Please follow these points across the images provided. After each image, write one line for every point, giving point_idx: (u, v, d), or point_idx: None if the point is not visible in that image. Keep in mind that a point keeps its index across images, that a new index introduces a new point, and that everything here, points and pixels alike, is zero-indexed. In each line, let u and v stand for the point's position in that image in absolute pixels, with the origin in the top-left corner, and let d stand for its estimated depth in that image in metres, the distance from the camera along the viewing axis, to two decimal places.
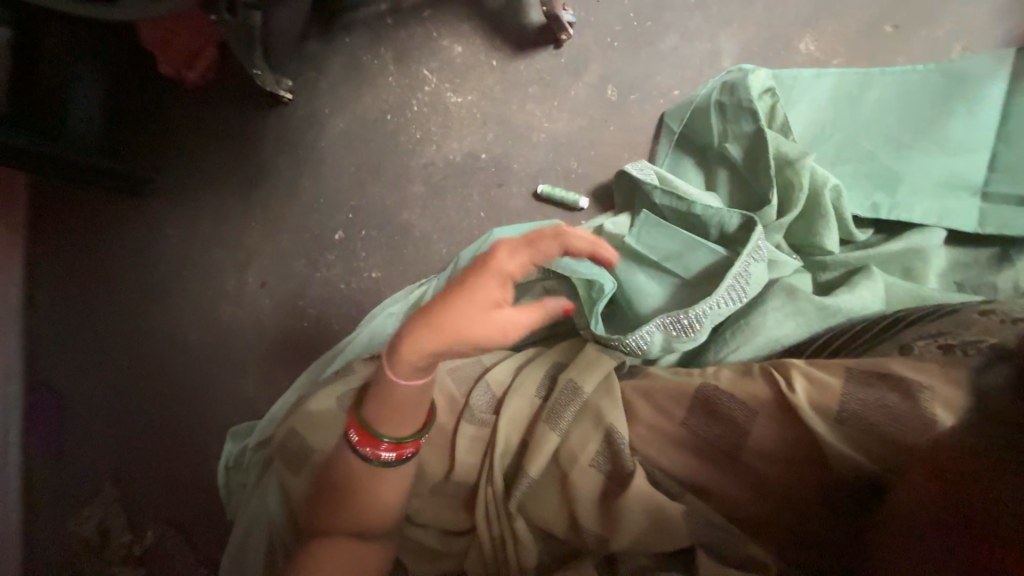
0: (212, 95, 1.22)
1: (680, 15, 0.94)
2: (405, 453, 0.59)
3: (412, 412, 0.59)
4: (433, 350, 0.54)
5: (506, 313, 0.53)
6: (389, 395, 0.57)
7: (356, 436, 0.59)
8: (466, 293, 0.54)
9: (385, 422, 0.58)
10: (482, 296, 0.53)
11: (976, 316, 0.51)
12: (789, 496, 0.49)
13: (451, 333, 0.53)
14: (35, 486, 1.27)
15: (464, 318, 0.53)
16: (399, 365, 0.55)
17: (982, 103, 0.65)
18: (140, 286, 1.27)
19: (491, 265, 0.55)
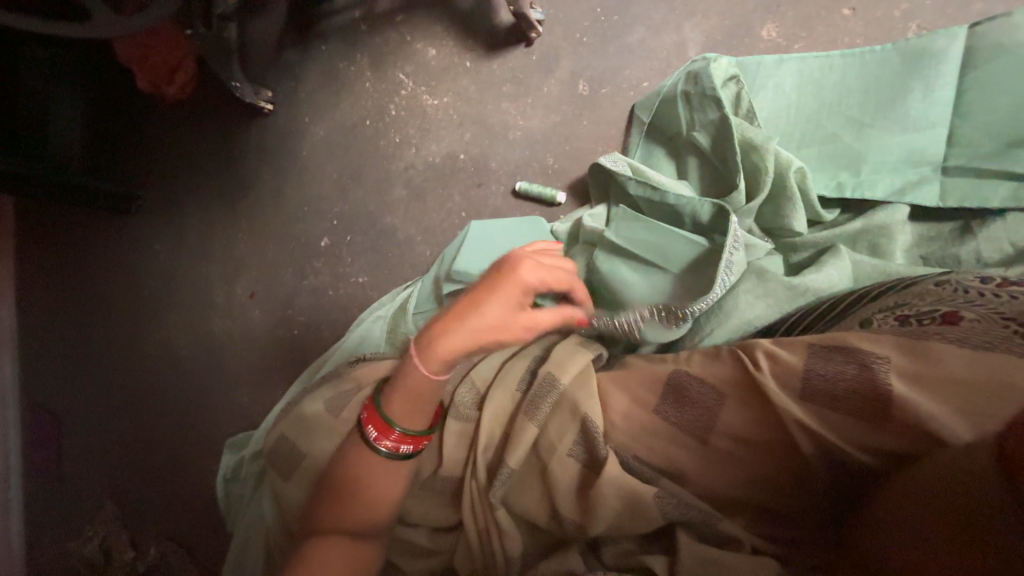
0: (191, 110, 1.23)
1: (646, 8, 0.95)
2: (416, 446, 0.61)
3: (428, 404, 0.62)
4: (465, 349, 0.60)
5: (534, 315, 0.61)
6: (410, 384, 0.61)
7: (373, 431, 0.61)
8: (498, 301, 0.60)
9: (402, 416, 0.61)
10: (510, 301, 0.60)
11: (931, 287, 0.53)
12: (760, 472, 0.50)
13: (484, 335, 0.59)
14: (37, 507, 1.27)
15: (502, 321, 0.59)
16: (433, 362, 0.59)
17: (940, 80, 0.67)
18: (129, 303, 1.28)
19: (518, 276, 0.61)
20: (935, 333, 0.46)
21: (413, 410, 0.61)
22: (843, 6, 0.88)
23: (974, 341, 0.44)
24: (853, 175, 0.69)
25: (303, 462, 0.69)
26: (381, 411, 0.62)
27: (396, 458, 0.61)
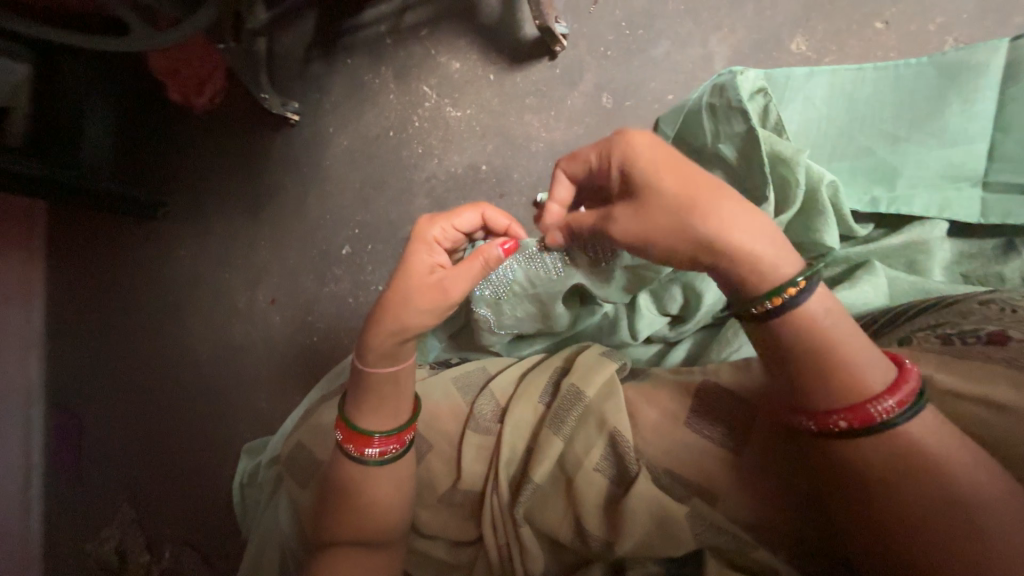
0: (220, 119, 1.26)
1: (671, 21, 0.95)
2: (389, 449, 0.60)
3: (384, 403, 0.60)
4: (382, 321, 0.56)
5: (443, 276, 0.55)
6: (359, 387, 0.60)
7: (342, 434, 0.61)
8: (402, 263, 0.57)
9: (365, 417, 0.60)
10: (414, 260, 0.56)
11: (975, 305, 0.51)
12: (795, 493, 0.49)
13: (393, 302, 0.55)
14: (57, 506, 1.30)
15: (408, 296, 0.55)
16: (363, 351, 0.57)
17: (980, 92, 0.63)
18: (153, 307, 1.31)
19: (415, 236, 0.58)
20: (979, 353, 0.45)
21: (371, 413, 0.60)
22: (875, 20, 0.87)
23: (1020, 362, 0.42)
24: (888, 189, 0.65)
25: (320, 469, 0.69)
26: (347, 419, 0.61)
27: (372, 464, 0.60)
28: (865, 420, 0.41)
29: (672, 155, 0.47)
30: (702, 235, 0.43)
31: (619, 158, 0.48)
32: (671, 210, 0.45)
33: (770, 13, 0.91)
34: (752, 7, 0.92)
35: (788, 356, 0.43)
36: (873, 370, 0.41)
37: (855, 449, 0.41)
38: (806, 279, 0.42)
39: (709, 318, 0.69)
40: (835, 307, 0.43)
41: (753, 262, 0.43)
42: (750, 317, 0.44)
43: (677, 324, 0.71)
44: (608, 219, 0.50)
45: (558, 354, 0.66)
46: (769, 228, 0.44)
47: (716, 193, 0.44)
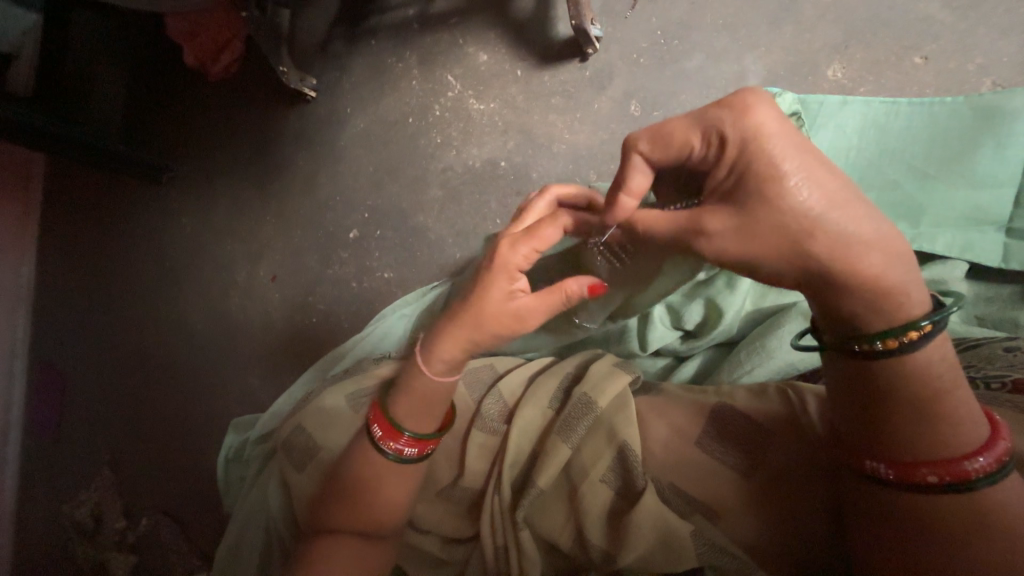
0: (235, 88, 1.23)
1: (707, 35, 0.94)
2: (426, 449, 0.60)
3: (436, 409, 0.60)
4: (463, 345, 0.55)
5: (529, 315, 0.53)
6: (413, 386, 0.59)
7: (379, 430, 0.60)
8: (480, 286, 0.53)
9: (407, 415, 0.59)
10: (497, 291, 0.53)
11: (1000, 351, 0.51)
12: (799, 519, 0.49)
13: (476, 330, 0.54)
14: (34, 464, 1.28)
15: (491, 330, 0.54)
16: (434, 362, 0.57)
17: (1013, 137, 0.62)
18: (149, 272, 1.28)
19: (496, 259, 0.53)
20: (1006, 402, 0.45)
21: (418, 413, 0.59)
22: (913, 54, 0.87)
23: None
24: (911, 226, 0.65)
25: (317, 454, 0.68)
26: (384, 412, 0.60)
27: (391, 458, 0.60)
28: (954, 477, 0.40)
29: (804, 146, 0.37)
30: (827, 265, 0.38)
31: (743, 147, 0.38)
32: (788, 232, 0.37)
33: (808, 37, 0.90)
34: (791, 28, 0.91)
35: (884, 403, 0.41)
36: (972, 426, 0.40)
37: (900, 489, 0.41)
38: (934, 323, 0.38)
39: (723, 336, 0.68)
40: (946, 354, 0.40)
41: (878, 296, 0.38)
42: (848, 351, 0.41)
43: (689, 339, 0.69)
44: (698, 228, 0.41)
45: (569, 360, 0.66)
46: (901, 251, 0.38)
47: (854, 207, 0.37)
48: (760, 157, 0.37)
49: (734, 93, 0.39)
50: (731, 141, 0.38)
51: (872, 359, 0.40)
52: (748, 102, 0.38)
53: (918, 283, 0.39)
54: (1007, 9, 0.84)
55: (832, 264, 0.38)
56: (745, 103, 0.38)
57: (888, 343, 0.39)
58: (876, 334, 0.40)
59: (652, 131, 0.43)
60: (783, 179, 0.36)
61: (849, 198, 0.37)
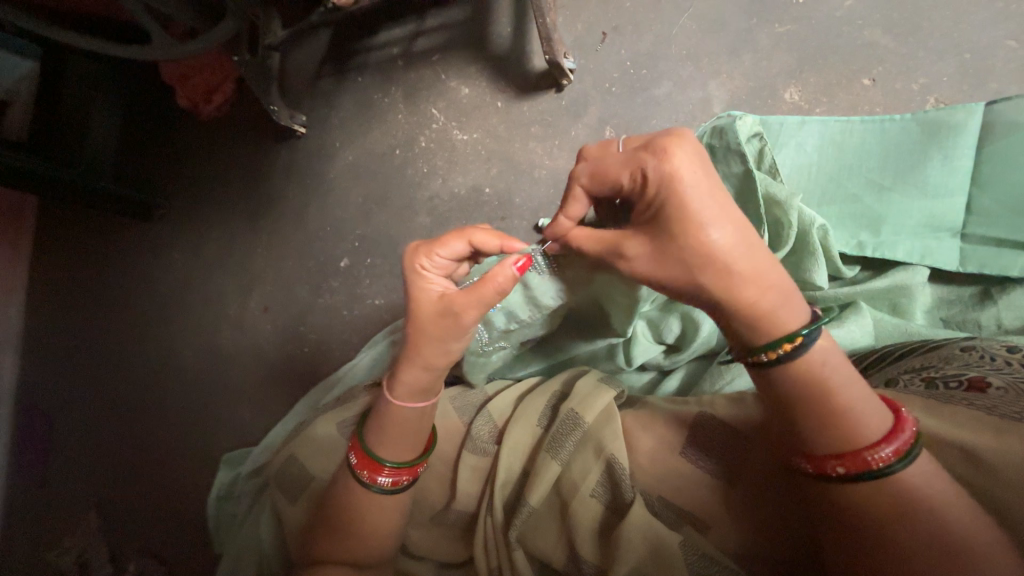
0: (226, 128, 1.27)
1: (674, 65, 1.00)
2: (402, 480, 0.60)
3: (411, 436, 0.60)
4: (417, 366, 0.57)
5: (459, 317, 0.53)
6: (386, 416, 0.60)
7: (356, 458, 0.61)
8: (409, 308, 0.56)
9: (382, 446, 0.60)
10: (419, 295, 0.55)
11: (958, 351, 0.53)
12: (790, 527, 0.49)
13: (413, 342, 0.56)
14: (19, 511, 1.25)
15: (430, 342, 0.55)
16: (395, 385, 0.58)
17: (958, 149, 0.66)
18: (139, 308, 1.29)
19: (405, 276, 0.56)
20: (962, 400, 0.46)
21: (395, 443, 0.60)
22: (862, 76, 0.93)
23: (1001, 409, 0.44)
24: (873, 235, 0.68)
25: (309, 485, 0.68)
26: (362, 443, 0.61)
27: (371, 489, 0.60)
28: (861, 467, 0.42)
29: (711, 188, 0.44)
30: (713, 285, 0.45)
31: (659, 186, 0.45)
32: (687, 264, 0.45)
33: (765, 63, 0.96)
34: (750, 55, 0.97)
35: (785, 402, 0.46)
36: (872, 417, 0.43)
37: (872, 490, 0.42)
38: (810, 332, 0.45)
39: (704, 347, 0.69)
40: (835, 357, 0.45)
41: (759, 313, 0.46)
42: (754, 361, 0.46)
43: (671, 353, 0.71)
44: (621, 250, 0.50)
45: (554, 378, 0.67)
46: (780, 278, 0.45)
47: (739, 249, 0.44)
48: (671, 197, 0.44)
49: (660, 138, 0.46)
50: (651, 182, 0.45)
51: (767, 365, 0.45)
52: (668, 146, 0.44)
53: (795, 302, 0.46)
54: (943, 33, 0.91)
55: (715, 290, 0.46)
56: (665, 148, 0.44)
57: (774, 352, 0.44)
58: (762, 346, 0.45)
59: (592, 166, 0.51)
60: (687, 219, 0.44)
61: (738, 239, 0.44)
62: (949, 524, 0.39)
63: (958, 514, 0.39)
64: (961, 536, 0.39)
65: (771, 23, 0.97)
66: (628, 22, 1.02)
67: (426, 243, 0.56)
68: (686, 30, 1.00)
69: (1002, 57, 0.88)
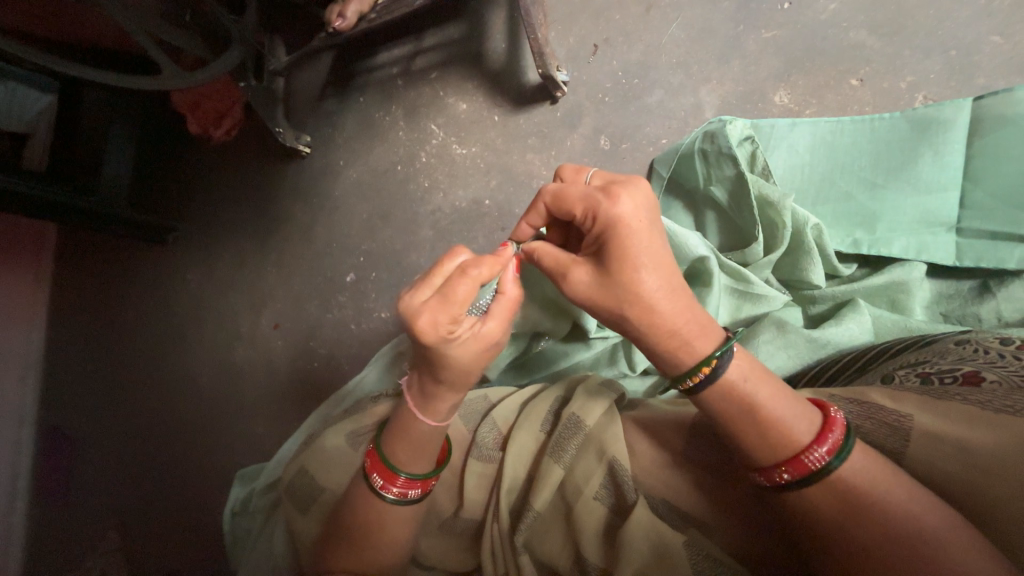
0: (235, 151, 1.31)
1: (665, 73, 1.02)
2: (429, 486, 0.62)
3: (440, 445, 0.63)
4: (461, 393, 0.59)
5: (499, 341, 0.57)
6: (414, 435, 0.61)
7: (379, 478, 0.61)
8: (442, 360, 0.54)
9: (409, 462, 0.61)
10: (452, 349, 0.53)
11: (951, 346, 0.53)
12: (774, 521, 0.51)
13: (453, 380, 0.57)
14: (42, 531, 1.28)
15: (473, 374, 0.57)
16: (439, 415, 0.60)
17: (948, 145, 0.67)
18: (155, 329, 1.33)
19: (427, 341, 0.52)
20: (957, 394, 0.46)
21: (412, 455, 0.61)
22: (850, 76, 0.94)
23: (996, 404, 0.44)
24: (868, 232, 0.69)
25: (320, 495, 0.69)
26: (382, 459, 0.62)
27: (397, 502, 0.61)
28: (804, 470, 0.45)
29: (650, 231, 0.49)
30: (636, 316, 0.49)
31: (606, 228, 0.49)
32: (618, 297, 0.49)
33: (754, 68, 0.98)
34: (738, 61, 0.99)
35: (719, 423, 0.49)
36: (802, 420, 0.46)
37: (869, 488, 0.43)
38: (724, 354, 0.48)
39: None
40: (752, 371, 0.48)
41: (673, 344, 0.50)
42: (684, 387, 0.50)
43: None
44: (567, 274, 0.52)
45: (559, 383, 0.68)
46: (696, 310, 0.50)
47: (667, 286, 0.49)
48: (614, 237, 0.49)
49: (615, 185, 0.51)
50: (600, 220, 0.50)
51: (694, 392, 0.49)
52: (618, 193, 0.50)
53: (710, 329, 0.50)
54: (928, 32, 0.91)
55: (638, 318, 0.49)
56: (616, 194, 0.49)
57: (697, 377, 0.48)
58: (687, 372, 0.49)
59: (557, 194, 0.54)
60: (626, 258, 0.48)
61: (668, 279, 0.49)
62: (933, 518, 0.40)
63: (940, 509, 0.41)
64: (940, 528, 0.40)
65: (758, 29, 0.98)
66: (618, 34, 1.05)
67: (441, 303, 0.51)
68: (675, 38, 1.02)
69: (988, 52, 0.89)
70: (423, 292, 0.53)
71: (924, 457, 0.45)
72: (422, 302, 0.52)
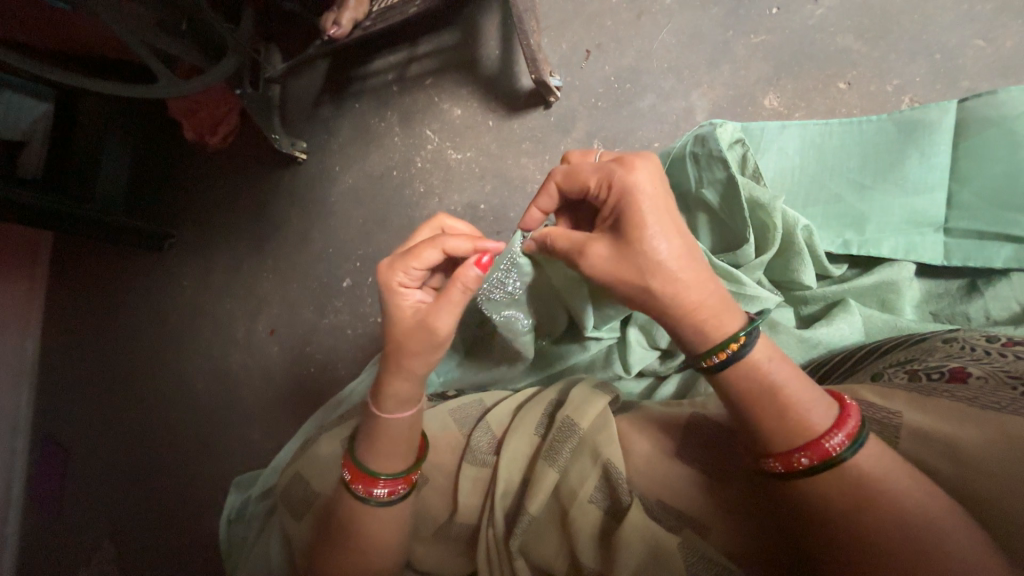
0: (231, 157, 1.32)
1: (656, 78, 1.03)
2: (398, 489, 0.61)
3: (402, 446, 0.61)
4: (397, 376, 0.58)
5: (433, 325, 0.55)
6: (373, 428, 0.61)
7: (350, 474, 0.62)
8: (387, 317, 0.59)
9: (373, 459, 0.61)
10: (395, 313, 0.58)
11: (939, 343, 0.54)
12: (773, 521, 0.50)
13: (391, 349, 0.58)
14: (36, 542, 1.27)
15: (404, 353, 0.57)
16: (380, 398, 0.60)
17: (935, 147, 0.68)
18: (150, 336, 1.32)
19: (382, 287, 0.60)
20: (944, 392, 0.47)
21: (383, 455, 0.61)
22: (839, 80, 0.95)
23: (983, 401, 0.45)
24: (858, 233, 0.70)
25: (315, 501, 0.69)
26: (353, 455, 0.62)
27: (374, 503, 0.61)
28: (823, 455, 0.44)
29: (665, 203, 0.51)
30: (660, 288, 0.50)
31: (623, 198, 0.51)
32: (641, 268, 0.50)
33: (744, 72, 0.99)
34: (728, 66, 1.00)
35: (739, 405, 0.49)
36: (818, 407, 0.46)
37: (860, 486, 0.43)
38: (749, 332, 0.49)
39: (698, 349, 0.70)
40: (775, 355, 0.49)
41: (698, 316, 0.50)
42: (707, 364, 0.50)
43: (666, 358, 0.72)
44: (585, 250, 0.54)
45: (552, 386, 0.68)
46: (715, 283, 0.51)
47: (685, 255, 0.50)
48: (631, 206, 0.50)
49: (628, 158, 0.53)
50: (616, 191, 0.51)
51: (714, 370, 0.49)
52: (632, 163, 0.52)
53: (731, 304, 0.51)
54: (913, 36, 0.93)
55: (662, 291, 0.50)
56: (630, 165, 0.52)
57: (723, 352, 0.48)
58: (709, 350, 0.49)
59: (567, 170, 0.57)
60: (645, 226, 0.50)
61: (687, 250, 0.50)
62: (929, 513, 0.41)
63: (931, 507, 0.41)
64: (939, 523, 0.40)
65: (748, 34, 1.00)
66: (610, 40, 1.06)
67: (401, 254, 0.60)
68: (666, 44, 1.03)
69: (973, 56, 0.90)
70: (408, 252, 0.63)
71: (917, 454, 0.45)
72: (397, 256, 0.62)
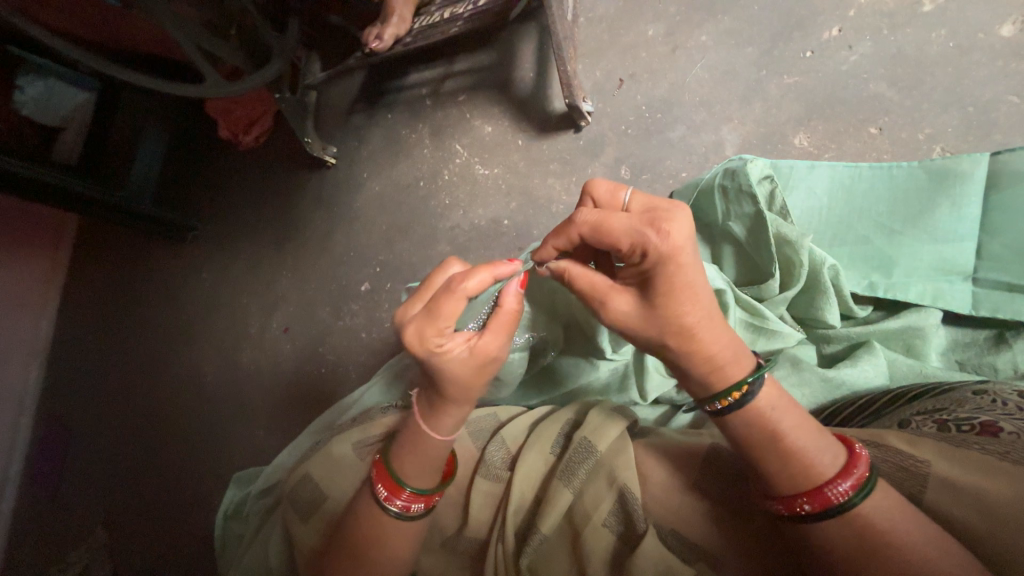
0: (263, 157, 1.35)
1: (687, 110, 1.06)
2: (433, 502, 0.62)
3: (443, 462, 0.63)
4: (460, 405, 0.60)
5: (495, 353, 0.57)
6: (422, 451, 0.61)
7: (384, 490, 0.61)
8: (436, 374, 0.57)
9: (416, 476, 0.61)
10: (448, 363, 0.56)
11: (968, 395, 0.54)
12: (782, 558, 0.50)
13: (451, 394, 0.58)
14: (31, 521, 1.28)
15: (467, 388, 0.58)
16: (440, 427, 0.61)
17: (966, 197, 0.68)
18: (166, 324, 1.34)
19: (420, 355, 0.56)
20: (974, 443, 0.46)
21: (419, 468, 0.61)
22: (869, 125, 0.97)
23: (1014, 456, 0.44)
24: (885, 276, 0.70)
25: (324, 503, 0.69)
26: (390, 471, 0.62)
27: (404, 518, 0.61)
28: (824, 502, 0.45)
29: (696, 264, 0.50)
30: (676, 346, 0.51)
31: (656, 263, 0.49)
32: (662, 329, 0.51)
33: (775, 111, 1.01)
34: (759, 104, 1.02)
35: (744, 448, 0.49)
36: (825, 453, 0.47)
37: (885, 532, 0.43)
38: (755, 379, 0.49)
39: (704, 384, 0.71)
40: (782, 403, 0.49)
41: (710, 368, 0.51)
42: (711, 409, 0.51)
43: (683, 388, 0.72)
44: (606, 302, 0.54)
45: (568, 406, 0.68)
46: (732, 337, 0.52)
47: (705, 315, 0.50)
48: (663, 273, 0.49)
49: (662, 216, 0.50)
50: (650, 254, 0.49)
51: (724, 413, 0.50)
52: (668, 226, 0.49)
53: (740, 351, 0.51)
54: (946, 88, 0.94)
55: (676, 347, 0.51)
56: (666, 229, 0.49)
57: (726, 400, 0.49)
58: (715, 395, 0.50)
59: (595, 222, 0.53)
60: (673, 292, 0.49)
61: (709, 308, 0.51)
62: (946, 562, 0.40)
63: (961, 562, 0.40)
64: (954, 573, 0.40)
65: (780, 75, 1.02)
66: (644, 70, 1.09)
67: (425, 315, 0.55)
68: (699, 78, 1.06)
69: (1005, 111, 0.91)
70: (416, 306, 0.59)
71: (944, 504, 0.45)
72: (413, 317, 0.57)
